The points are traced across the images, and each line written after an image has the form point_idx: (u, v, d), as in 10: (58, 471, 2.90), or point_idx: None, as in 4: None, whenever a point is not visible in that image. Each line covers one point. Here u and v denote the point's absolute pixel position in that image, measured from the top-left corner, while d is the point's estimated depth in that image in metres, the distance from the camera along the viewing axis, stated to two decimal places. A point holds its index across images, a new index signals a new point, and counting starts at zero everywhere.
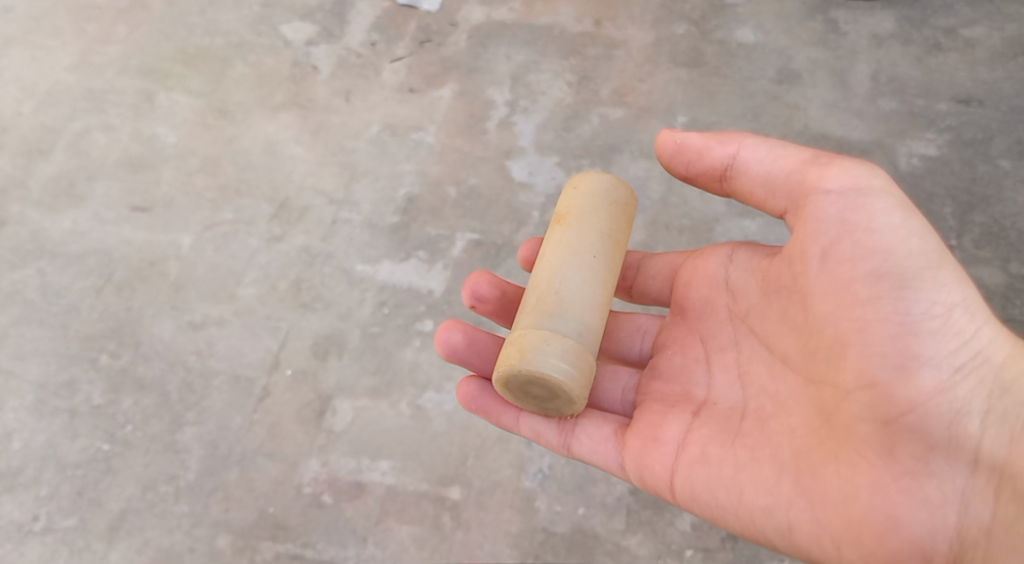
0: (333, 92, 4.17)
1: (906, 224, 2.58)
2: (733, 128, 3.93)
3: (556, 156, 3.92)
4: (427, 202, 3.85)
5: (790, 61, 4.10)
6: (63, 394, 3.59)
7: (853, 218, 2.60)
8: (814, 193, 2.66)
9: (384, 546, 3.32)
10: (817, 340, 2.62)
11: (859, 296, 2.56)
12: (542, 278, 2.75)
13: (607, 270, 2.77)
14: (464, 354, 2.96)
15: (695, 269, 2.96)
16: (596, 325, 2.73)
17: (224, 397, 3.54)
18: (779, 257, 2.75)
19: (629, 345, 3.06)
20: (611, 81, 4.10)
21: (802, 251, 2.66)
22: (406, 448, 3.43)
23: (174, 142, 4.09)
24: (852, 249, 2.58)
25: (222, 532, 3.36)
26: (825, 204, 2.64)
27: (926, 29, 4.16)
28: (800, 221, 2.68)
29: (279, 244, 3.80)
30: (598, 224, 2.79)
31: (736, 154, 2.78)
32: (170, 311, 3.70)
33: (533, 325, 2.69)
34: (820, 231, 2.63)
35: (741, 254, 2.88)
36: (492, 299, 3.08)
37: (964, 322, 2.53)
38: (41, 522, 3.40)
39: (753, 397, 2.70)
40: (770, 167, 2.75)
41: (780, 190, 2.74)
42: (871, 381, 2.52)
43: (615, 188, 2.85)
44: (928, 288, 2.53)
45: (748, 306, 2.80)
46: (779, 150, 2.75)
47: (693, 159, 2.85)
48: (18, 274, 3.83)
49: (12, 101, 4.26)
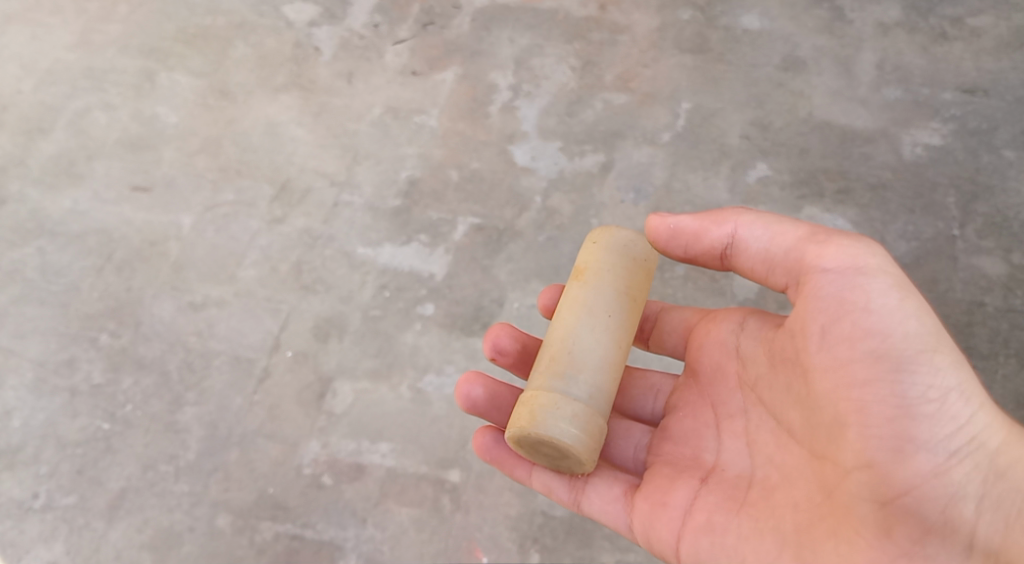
0: (335, 73, 4.16)
1: (903, 305, 2.54)
2: (736, 116, 3.91)
3: (559, 141, 3.90)
4: (429, 186, 3.84)
5: (795, 49, 4.08)
6: (62, 372, 3.59)
7: (850, 299, 2.56)
8: (811, 271, 2.64)
9: (383, 528, 3.33)
10: (819, 417, 2.59)
11: (856, 377, 2.53)
12: (556, 339, 2.78)
13: (620, 333, 2.78)
14: (484, 408, 3.01)
15: (708, 334, 2.93)
16: (608, 388, 2.74)
17: (224, 378, 3.55)
18: (783, 330, 2.71)
19: (642, 403, 3.04)
20: (615, 66, 4.08)
21: (803, 327, 2.63)
22: (406, 430, 3.44)
23: (175, 121, 4.07)
24: (849, 330, 2.55)
25: (222, 512, 3.37)
26: (822, 283, 2.61)
27: (933, 18, 4.14)
28: (800, 298, 2.65)
29: (280, 226, 3.79)
30: (612, 286, 2.80)
31: (735, 233, 2.76)
32: (171, 291, 3.70)
33: (545, 387, 2.72)
34: (818, 309, 2.60)
35: (753, 322, 2.85)
36: (513, 352, 3.08)
37: (960, 407, 2.50)
38: (41, 500, 3.41)
39: (758, 467, 2.68)
40: (768, 245, 2.72)
41: (783, 267, 2.71)
42: (868, 462, 2.50)
43: (634, 245, 2.85)
44: (924, 372, 2.50)
45: (757, 375, 2.76)
46: (777, 226, 2.72)
47: (690, 242, 2.81)
48: (18, 253, 3.82)
49: (12, 78, 4.24)
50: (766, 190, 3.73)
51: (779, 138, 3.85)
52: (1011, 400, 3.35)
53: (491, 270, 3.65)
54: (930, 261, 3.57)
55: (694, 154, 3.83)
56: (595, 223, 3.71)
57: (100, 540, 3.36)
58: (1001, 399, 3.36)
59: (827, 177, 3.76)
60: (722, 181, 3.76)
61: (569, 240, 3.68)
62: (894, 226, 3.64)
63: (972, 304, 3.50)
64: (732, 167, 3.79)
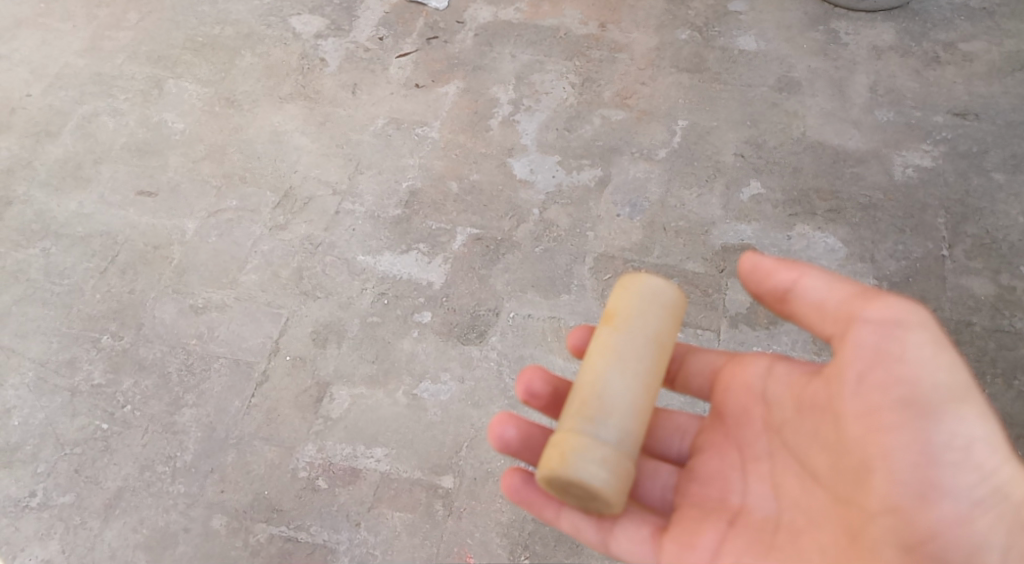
0: (340, 85, 4.25)
1: (938, 356, 2.44)
2: (731, 134, 4.00)
3: (557, 155, 3.98)
4: (429, 196, 3.91)
5: (791, 70, 4.18)
6: (64, 372, 3.64)
7: (886, 348, 2.45)
8: (854, 320, 2.50)
9: (376, 532, 3.35)
10: (846, 462, 2.50)
11: (884, 424, 2.44)
12: (586, 382, 2.55)
13: (652, 375, 2.56)
14: (517, 449, 2.79)
15: (734, 375, 2.74)
16: (639, 432, 2.53)
17: (223, 380, 3.60)
18: (820, 376, 2.57)
19: (668, 444, 2.81)
20: (615, 83, 4.18)
21: (841, 373, 2.51)
22: (401, 436, 3.48)
23: (181, 128, 4.15)
24: (882, 376, 2.45)
25: (217, 513, 3.39)
26: (862, 333, 2.48)
27: (926, 42, 4.27)
28: (843, 346, 2.51)
29: (282, 233, 3.86)
30: (644, 328, 2.57)
31: (795, 280, 2.59)
32: (173, 295, 3.77)
33: (574, 430, 2.50)
34: (856, 357, 2.48)
35: (785, 365, 2.68)
36: (545, 396, 2.84)
37: (985, 458, 2.42)
38: (37, 498, 3.44)
39: (785, 509, 2.57)
40: (819, 291, 2.56)
41: (828, 316, 2.55)
42: (893, 507, 2.44)
43: (669, 290, 2.62)
44: (952, 421, 2.42)
45: (785, 418, 2.62)
46: (830, 274, 2.57)
47: (757, 283, 2.64)
48: (23, 254, 3.88)
49: (22, 82, 4.32)
50: (759, 207, 3.80)
51: (773, 157, 3.92)
52: (997, 418, 3.35)
53: (487, 280, 3.71)
54: (919, 280, 3.62)
55: (689, 170, 3.90)
56: (591, 237, 3.77)
57: (95, 539, 3.37)
58: None
59: (820, 196, 3.82)
60: (717, 197, 3.83)
61: (565, 252, 3.75)
62: (884, 245, 3.70)
63: (960, 323, 3.53)
64: (726, 184, 3.86)
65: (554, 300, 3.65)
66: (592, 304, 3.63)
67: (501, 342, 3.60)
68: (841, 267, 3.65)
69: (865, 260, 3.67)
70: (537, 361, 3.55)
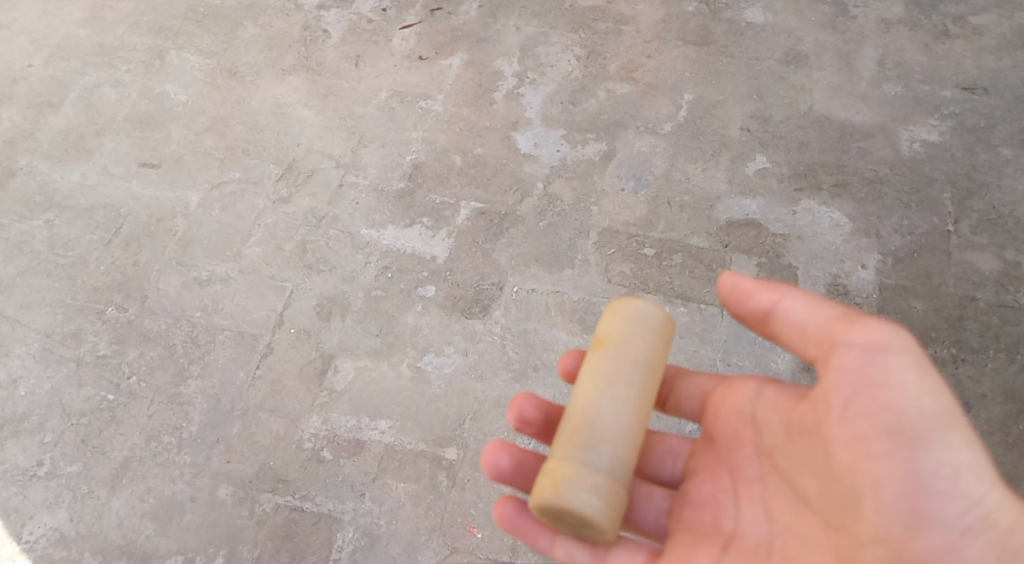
0: (343, 57, 4.22)
1: (921, 382, 2.40)
2: (737, 108, 3.97)
3: (562, 129, 3.95)
4: (432, 169, 3.90)
5: (798, 43, 4.14)
6: (69, 343, 3.66)
7: (871, 375, 2.42)
8: (836, 346, 2.47)
9: (381, 502, 3.37)
10: (834, 489, 2.48)
11: (870, 452, 2.41)
12: (577, 408, 2.54)
13: (644, 400, 2.55)
14: (511, 476, 2.78)
15: (722, 397, 2.73)
16: (631, 457, 2.52)
17: (228, 352, 3.62)
18: (806, 401, 2.55)
19: (660, 466, 2.81)
20: (620, 56, 4.15)
21: (826, 399, 2.48)
22: (405, 408, 3.50)
23: (184, 99, 4.13)
24: (867, 404, 2.42)
25: (223, 483, 3.42)
26: (845, 359, 2.45)
27: (935, 15, 4.22)
28: (827, 372, 2.48)
29: (285, 206, 3.85)
30: (634, 352, 2.56)
31: (776, 303, 2.57)
32: (177, 267, 3.77)
33: (567, 458, 2.49)
34: (840, 384, 2.45)
35: (773, 388, 2.65)
36: (537, 422, 2.85)
37: (972, 485, 2.39)
38: (45, 467, 3.47)
39: (778, 534, 2.56)
40: (802, 316, 2.54)
41: (811, 340, 2.52)
42: (883, 536, 2.42)
43: (657, 315, 2.61)
44: (938, 449, 2.39)
45: (774, 443, 2.60)
46: (813, 299, 2.55)
47: (740, 307, 2.63)
48: (27, 225, 3.88)
49: (23, 52, 4.29)
50: (765, 181, 3.78)
51: (779, 132, 3.90)
52: (999, 393, 3.35)
53: (491, 254, 3.71)
54: (924, 256, 3.61)
55: (694, 144, 3.88)
56: (595, 211, 3.76)
57: (102, 508, 3.40)
58: (991, 393, 3.35)
59: (825, 170, 3.80)
60: (722, 171, 3.81)
61: (569, 226, 3.74)
62: (890, 220, 3.68)
63: (963, 299, 3.52)
64: (731, 159, 3.84)
65: (558, 274, 3.65)
66: (596, 279, 3.63)
67: (505, 316, 3.60)
68: (846, 243, 3.64)
69: (870, 235, 3.65)
70: (541, 335, 3.56)
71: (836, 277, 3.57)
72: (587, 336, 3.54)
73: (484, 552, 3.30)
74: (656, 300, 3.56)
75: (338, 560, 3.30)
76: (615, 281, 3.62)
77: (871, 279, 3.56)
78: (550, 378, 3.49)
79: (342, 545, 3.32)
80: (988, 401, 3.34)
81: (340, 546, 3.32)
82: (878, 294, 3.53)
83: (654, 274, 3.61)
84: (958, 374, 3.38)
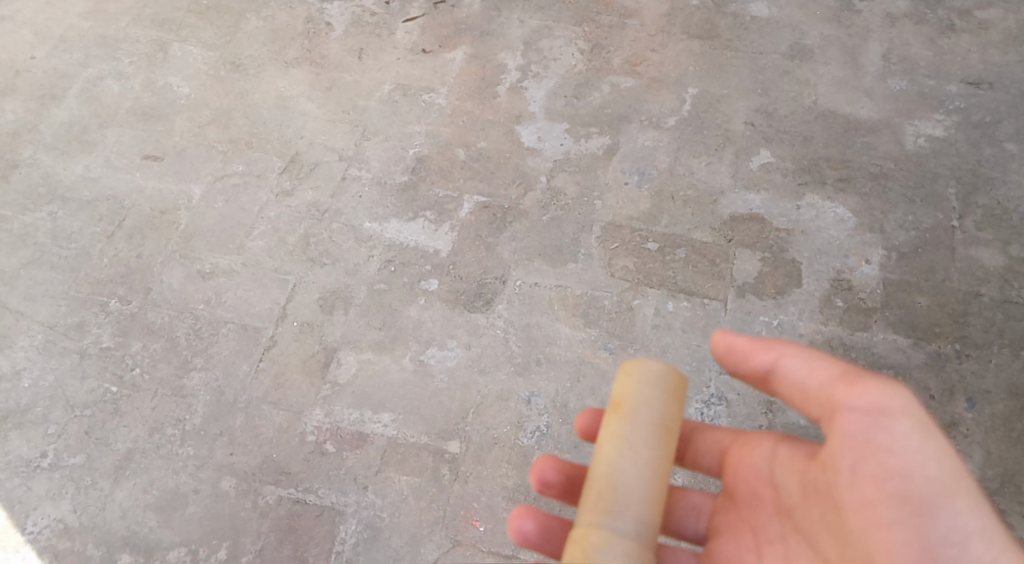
0: (346, 50, 4.22)
1: (925, 445, 2.34)
2: (742, 102, 3.95)
3: (565, 123, 3.94)
4: (436, 163, 3.89)
5: (803, 37, 4.12)
6: (72, 335, 3.66)
7: (875, 438, 2.36)
8: (839, 407, 2.41)
9: (384, 495, 3.38)
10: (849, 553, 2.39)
11: (881, 518, 2.33)
12: (599, 473, 2.47)
13: (665, 460, 2.47)
14: (536, 542, 2.79)
15: (740, 457, 2.67)
16: (658, 519, 2.46)
17: (232, 345, 3.62)
18: (816, 463, 2.47)
19: (684, 523, 2.78)
20: (624, 50, 4.14)
21: (834, 463, 2.41)
22: (408, 401, 3.50)
23: (187, 92, 4.12)
24: (875, 470, 2.35)
25: (227, 475, 3.42)
26: (849, 421, 2.39)
27: (940, 10, 4.19)
28: (832, 434, 2.42)
29: (288, 199, 3.85)
30: (653, 415, 2.47)
31: (778, 362, 2.52)
32: (180, 260, 3.77)
33: (594, 525, 2.44)
34: (846, 447, 2.39)
35: (787, 448, 2.58)
36: (558, 484, 2.82)
37: (985, 553, 2.30)
38: (49, 459, 3.48)
39: None
40: (804, 376, 2.48)
41: (814, 399, 2.47)
42: None
43: (670, 374, 2.50)
44: (947, 515, 2.31)
45: (791, 504, 2.52)
46: (815, 358, 2.49)
47: (740, 368, 2.58)
48: (30, 217, 3.88)
49: (26, 44, 4.28)
50: (769, 175, 3.77)
51: (783, 126, 3.88)
52: (1003, 389, 3.34)
53: (495, 248, 3.71)
54: (928, 251, 3.60)
55: (699, 139, 3.87)
56: (599, 205, 3.75)
57: (106, 499, 3.41)
58: (994, 389, 3.35)
59: (830, 165, 3.79)
60: (726, 166, 3.80)
61: (572, 220, 3.73)
62: (894, 215, 3.67)
63: (967, 294, 3.51)
64: (736, 153, 3.83)
65: (561, 269, 3.65)
66: (599, 273, 3.63)
67: (507, 310, 3.60)
68: (850, 238, 3.63)
69: (874, 230, 3.65)
70: (544, 329, 3.56)
71: (840, 272, 3.57)
72: (590, 330, 3.54)
73: (486, 545, 3.30)
74: (659, 294, 3.57)
75: (342, 552, 3.31)
76: (618, 275, 3.62)
77: (875, 274, 3.56)
78: (553, 371, 3.50)
79: (345, 537, 3.33)
80: (991, 396, 3.33)
81: (343, 538, 3.33)
82: (882, 289, 3.53)
83: (657, 269, 3.62)
84: (962, 369, 3.38)
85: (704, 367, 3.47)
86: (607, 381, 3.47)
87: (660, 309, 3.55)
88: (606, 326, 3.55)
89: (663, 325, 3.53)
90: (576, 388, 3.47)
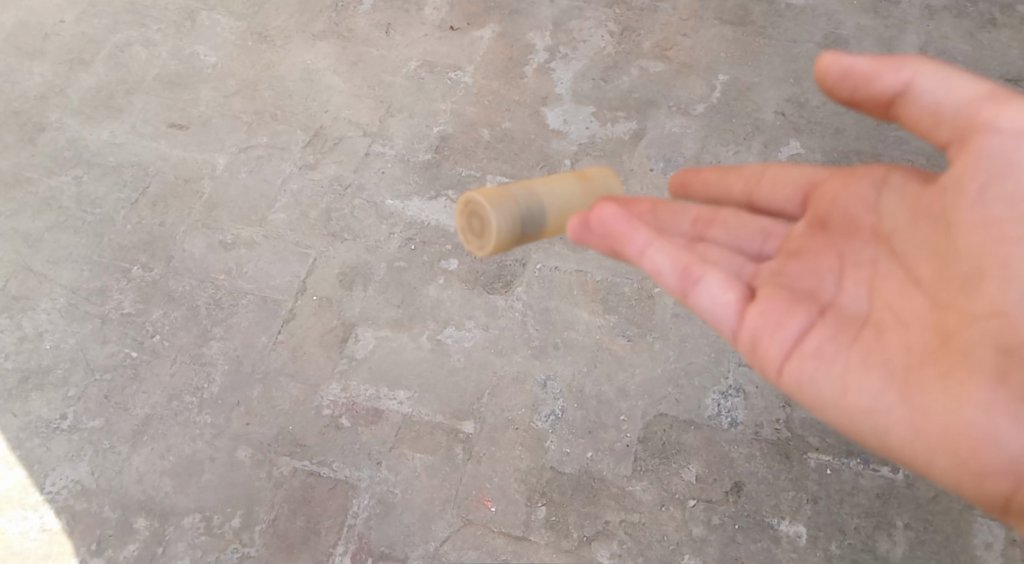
0: (373, 24, 4.18)
1: None
2: (773, 91, 3.89)
3: (592, 106, 3.90)
4: (459, 142, 3.86)
5: (838, 27, 4.05)
6: (94, 300, 3.68)
7: (1017, 160, 2.16)
8: (982, 124, 2.21)
9: (397, 471, 3.38)
10: (950, 267, 2.23)
11: (1011, 217, 2.16)
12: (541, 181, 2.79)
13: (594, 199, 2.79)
14: None
15: (840, 184, 2.49)
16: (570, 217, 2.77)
17: (251, 316, 3.63)
18: (935, 183, 2.31)
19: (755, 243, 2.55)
20: (655, 34, 4.08)
21: (958, 178, 2.23)
22: (424, 379, 3.49)
23: (214, 61, 4.11)
24: (1008, 188, 2.17)
25: (242, 444, 3.43)
26: (993, 139, 2.19)
27: (983, 3, 4.08)
28: (966, 153, 2.22)
29: (312, 172, 3.85)
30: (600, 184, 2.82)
31: (913, 77, 2.30)
32: (202, 229, 3.77)
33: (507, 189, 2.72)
34: (985, 154, 2.19)
35: (896, 184, 2.41)
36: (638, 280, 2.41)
37: None
38: (68, 421, 3.50)
39: (880, 309, 2.30)
40: (943, 94, 2.27)
41: (947, 119, 2.27)
42: (1001, 309, 2.13)
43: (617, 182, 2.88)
44: None
45: (893, 229, 2.37)
46: (957, 76, 2.27)
47: (861, 82, 2.35)
48: (55, 181, 3.89)
49: (56, 8, 4.28)
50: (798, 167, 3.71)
51: (814, 117, 3.81)
52: None
53: None
54: None
55: (727, 127, 3.82)
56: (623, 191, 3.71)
57: (123, 463, 3.43)
58: None
59: (860, 159, 3.71)
60: (754, 155, 3.74)
61: None
62: None
63: None
64: (764, 143, 3.77)
65: (582, 253, 3.66)
66: (620, 260, 3.63)
67: (526, 293, 3.60)
68: None
69: None
70: (563, 314, 3.56)
71: None
72: (609, 316, 3.55)
73: (497, 525, 3.30)
74: None
75: (353, 525, 3.32)
76: None
77: None
78: (569, 356, 3.50)
79: (358, 511, 3.34)
80: None
81: (355, 512, 3.34)
82: None
83: None
84: None
85: (723, 357, 3.48)
86: (624, 369, 3.47)
87: (680, 298, 3.56)
88: (625, 314, 3.55)
89: (683, 314, 3.54)
90: (593, 373, 3.47)
